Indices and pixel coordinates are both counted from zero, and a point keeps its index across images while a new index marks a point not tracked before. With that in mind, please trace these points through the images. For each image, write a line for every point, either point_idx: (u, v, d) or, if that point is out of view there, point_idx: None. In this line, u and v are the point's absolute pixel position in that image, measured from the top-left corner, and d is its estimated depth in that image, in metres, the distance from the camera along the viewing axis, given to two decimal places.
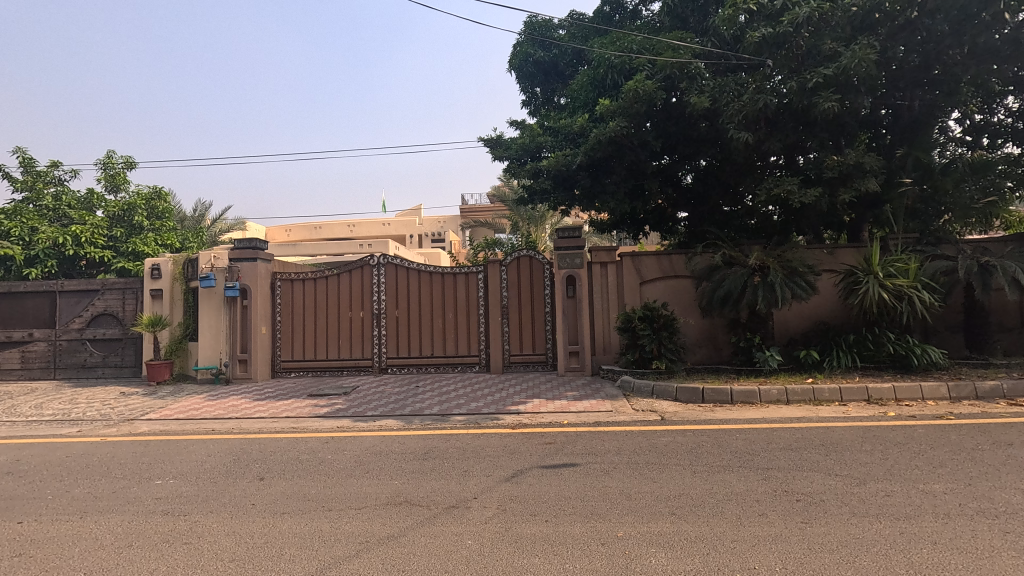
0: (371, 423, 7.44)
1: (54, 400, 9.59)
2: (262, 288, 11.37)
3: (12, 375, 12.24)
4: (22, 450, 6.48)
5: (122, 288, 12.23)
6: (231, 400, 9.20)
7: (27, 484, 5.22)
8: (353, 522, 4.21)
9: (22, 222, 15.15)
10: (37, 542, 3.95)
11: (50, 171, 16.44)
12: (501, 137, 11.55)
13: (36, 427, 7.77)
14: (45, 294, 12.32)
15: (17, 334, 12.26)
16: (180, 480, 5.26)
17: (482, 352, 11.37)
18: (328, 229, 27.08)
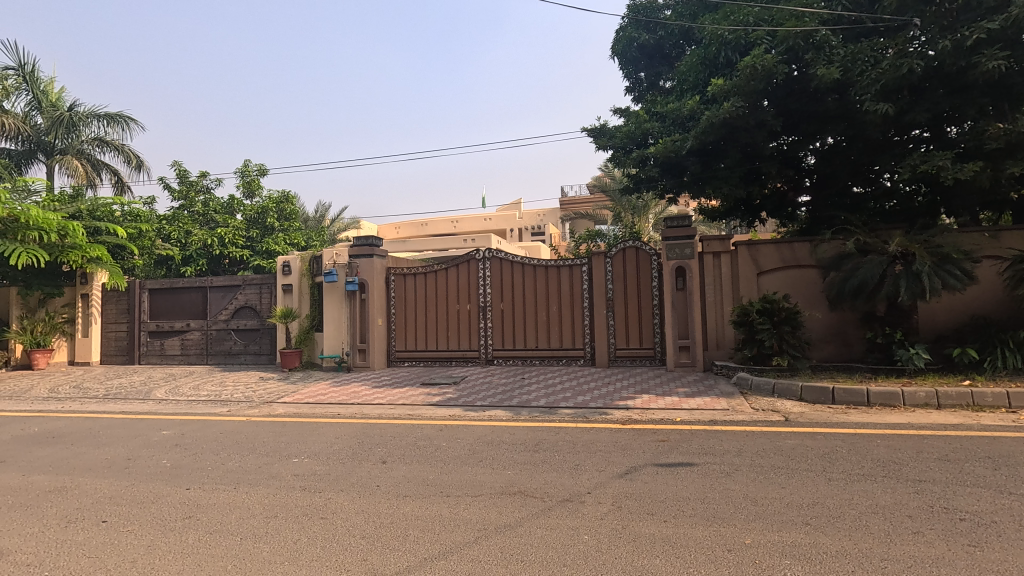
0: (481, 413, 7.62)
1: (208, 383, 10.90)
2: (378, 282, 12.09)
3: (175, 359, 14.09)
4: (186, 425, 7.44)
5: (259, 283, 13.61)
6: (353, 386, 9.89)
7: (192, 455, 5.97)
8: (471, 509, 4.32)
9: (179, 226, 17.37)
10: (202, 506, 4.48)
11: (199, 181, 18.68)
12: (604, 126, 11.26)
13: (195, 406, 8.87)
14: (198, 289, 14.02)
15: (178, 324, 14.07)
16: (314, 459, 5.74)
17: (586, 345, 11.26)
18: (433, 225, 28.24)
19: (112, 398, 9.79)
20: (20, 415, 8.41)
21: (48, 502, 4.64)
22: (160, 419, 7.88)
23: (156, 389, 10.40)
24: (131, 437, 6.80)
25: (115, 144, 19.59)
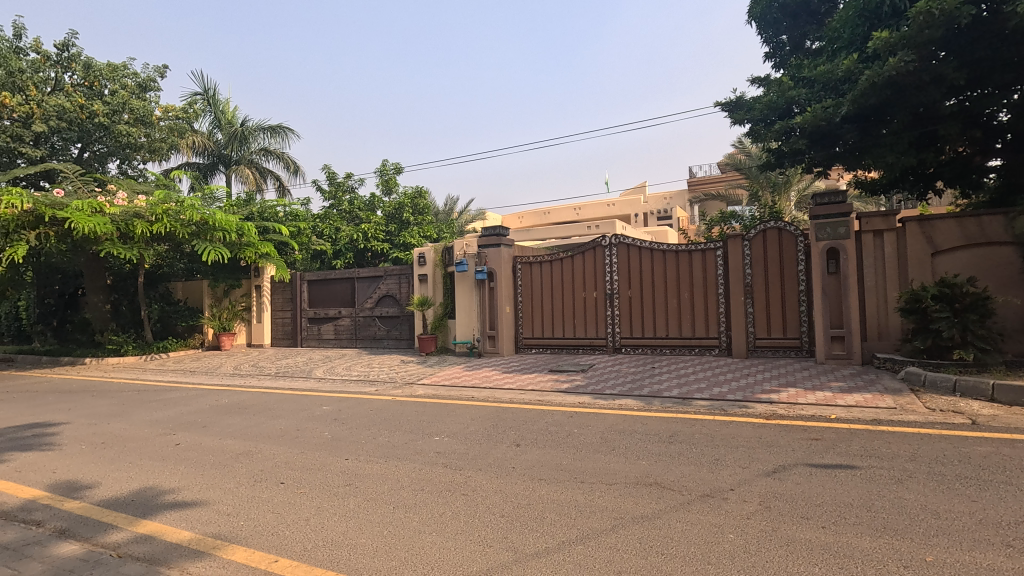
0: (611, 401, 7.53)
1: (358, 365, 12.04)
2: (506, 270, 12.42)
3: (329, 342, 15.74)
4: (342, 402, 8.28)
5: (398, 274, 14.68)
6: (484, 371, 10.31)
7: (348, 429, 6.64)
8: (607, 497, 4.29)
9: (329, 224, 19.37)
10: (360, 476, 4.96)
11: (345, 182, 20.58)
12: (741, 99, 10.44)
13: (347, 386, 9.84)
14: (347, 280, 15.49)
15: (331, 311, 15.69)
16: (453, 439, 6.08)
17: (722, 334, 10.61)
18: (556, 214, 28.34)
19: (282, 376, 11.19)
20: (214, 388, 9.95)
21: (239, 463, 5.44)
22: (320, 395, 8.86)
23: (316, 369, 11.72)
24: (298, 411, 7.72)
25: (277, 153, 22.27)
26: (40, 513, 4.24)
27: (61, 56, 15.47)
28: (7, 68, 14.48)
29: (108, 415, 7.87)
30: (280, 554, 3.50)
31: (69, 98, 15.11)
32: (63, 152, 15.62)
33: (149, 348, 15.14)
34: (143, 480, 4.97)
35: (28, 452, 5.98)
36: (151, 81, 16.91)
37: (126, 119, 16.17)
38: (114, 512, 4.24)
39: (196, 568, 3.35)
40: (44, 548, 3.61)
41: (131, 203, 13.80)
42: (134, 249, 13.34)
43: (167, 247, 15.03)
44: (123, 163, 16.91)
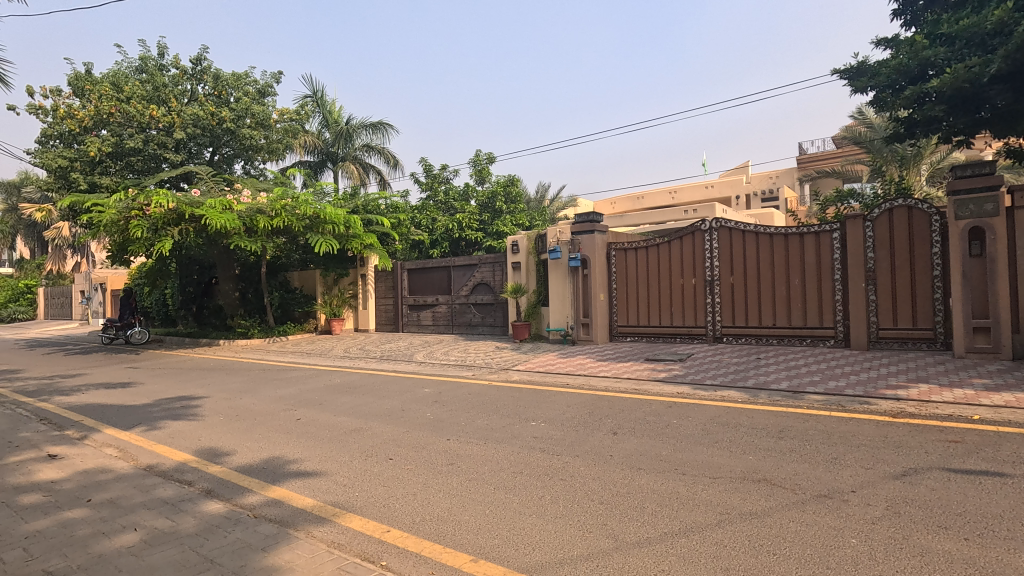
0: (712, 392, 7.21)
1: (455, 350, 12.50)
2: (600, 257, 12.25)
3: (428, 328, 16.45)
4: (442, 385, 8.65)
5: (492, 262, 15.00)
6: (578, 359, 10.28)
7: (449, 411, 6.92)
8: (711, 491, 4.12)
9: (427, 214, 20.15)
10: (461, 456, 5.15)
11: (441, 173, 21.26)
12: (864, 64, 9.44)
13: (446, 370, 10.24)
14: (443, 269, 16.08)
15: (429, 299, 16.38)
16: (549, 424, 6.14)
17: (838, 324, 9.77)
18: (651, 198, 27.42)
19: (386, 359, 11.89)
20: (327, 370, 10.78)
21: (352, 438, 5.85)
22: (421, 378, 9.30)
23: (416, 353, 12.31)
24: (403, 392, 8.17)
25: (378, 148, 23.50)
26: (190, 473, 4.85)
27: (195, 69, 17.28)
28: (154, 83, 16.42)
29: (240, 391, 8.81)
30: (391, 525, 3.74)
31: (202, 107, 16.87)
32: (198, 157, 17.51)
33: (271, 331, 16.72)
34: (271, 450, 5.51)
35: (178, 421, 6.84)
36: (269, 87, 18.44)
37: (248, 124, 17.81)
38: (249, 477, 4.73)
39: (318, 531, 3.66)
40: (194, 504, 4.12)
41: (254, 200, 15.22)
42: (258, 242, 14.71)
43: (284, 240, 16.44)
44: (247, 163, 18.64)
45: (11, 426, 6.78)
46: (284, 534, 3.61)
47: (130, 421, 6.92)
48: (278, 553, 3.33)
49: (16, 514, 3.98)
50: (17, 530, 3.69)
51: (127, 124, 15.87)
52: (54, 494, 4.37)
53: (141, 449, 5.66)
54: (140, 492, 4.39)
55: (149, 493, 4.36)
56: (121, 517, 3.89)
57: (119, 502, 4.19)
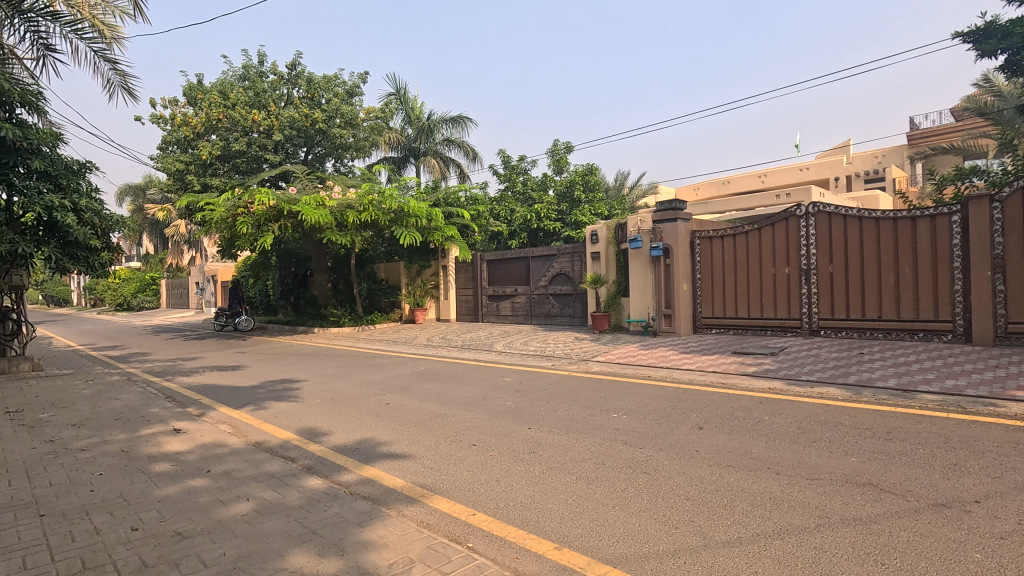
0: (809, 389, 6.76)
1: (534, 340, 12.59)
2: (683, 246, 11.81)
3: (507, 319, 16.67)
4: (522, 374, 8.75)
5: (571, 252, 14.95)
6: (661, 351, 10.00)
7: (530, 400, 6.99)
8: (808, 493, 3.88)
9: (505, 205, 20.35)
10: (543, 445, 5.19)
11: (519, 164, 21.34)
12: (993, 24, 8.39)
13: (526, 359, 10.33)
14: (522, 260, 16.24)
15: (508, 289, 16.60)
16: (631, 417, 6.03)
17: (957, 317, 8.83)
18: (738, 183, 26.00)
19: (467, 348, 12.20)
20: (412, 357, 11.24)
21: (437, 423, 6.07)
22: (502, 367, 9.46)
23: (496, 343, 12.53)
24: (484, 380, 8.35)
25: (459, 142, 24.01)
26: (293, 451, 5.25)
27: (290, 74, 18.43)
28: (255, 89, 17.69)
29: (334, 375, 9.39)
30: (477, 509, 3.84)
31: (298, 109, 17.98)
32: (294, 156, 18.70)
33: (361, 320, 17.64)
34: (364, 432, 5.83)
35: (281, 402, 7.43)
36: (356, 87, 19.34)
37: (338, 123, 18.80)
38: (344, 456, 5.05)
39: (409, 510, 3.84)
40: (297, 479, 4.46)
41: (344, 196, 16.06)
42: (348, 235, 15.54)
43: (371, 233, 17.25)
44: (337, 161, 19.69)
45: (144, 402, 7.65)
46: (377, 511, 3.82)
47: (240, 401, 7.59)
48: (372, 528, 3.53)
49: (151, 479, 4.50)
50: (152, 493, 4.17)
51: (233, 128, 17.23)
52: (180, 463, 4.89)
53: (251, 427, 6.20)
54: (251, 465, 4.82)
55: (259, 467, 4.77)
56: (236, 487, 4.28)
57: (234, 473, 4.62)
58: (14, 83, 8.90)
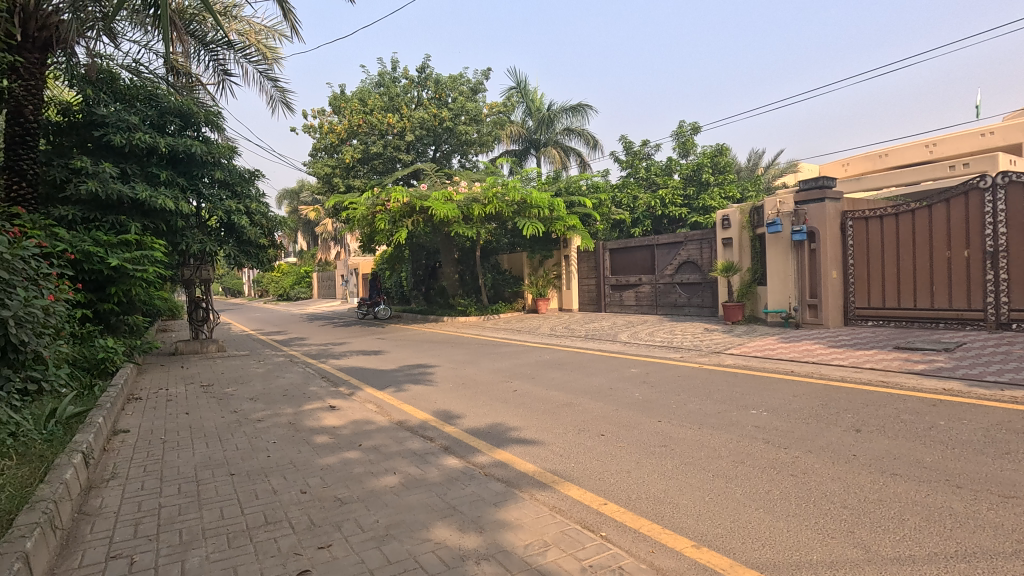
0: (997, 392, 5.77)
1: (661, 331, 12.17)
2: (832, 229, 10.61)
3: (631, 309, 16.33)
4: (649, 366, 8.51)
5: (700, 239, 14.28)
6: (805, 344, 9.14)
7: (658, 392, 6.78)
8: (1002, 513, 3.31)
9: (628, 192, 19.77)
10: (674, 439, 5.00)
11: (642, 149, 20.63)
12: None
13: (652, 350, 10.02)
14: (647, 248, 15.85)
15: (632, 279, 16.25)
16: (773, 414, 5.59)
17: None
18: (899, 155, 22.81)
19: (591, 338, 12.13)
20: (537, 346, 11.44)
21: (564, 412, 6.12)
22: (627, 358, 9.27)
23: (621, 333, 12.32)
24: (610, 371, 8.25)
25: (579, 131, 23.90)
26: (431, 431, 5.61)
27: (420, 77, 19.54)
28: (390, 95, 19.02)
29: (464, 362, 9.87)
30: (608, 499, 3.81)
31: (427, 110, 19.02)
32: (424, 155, 19.82)
33: (486, 309, 18.31)
34: (494, 417, 6.06)
35: (418, 385, 7.97)
36: (480, 84, 20.01)
37: (464, 120, 19.62)
38: (478, 439, 5.28)
39: (541, 495, 3.92)
40: (436, 458, 4.76)
41: (470, 190, 16.72)
42: (474, 228, 16.19)
43: (495, 225, 17.81)
44: (462, 157, 20.55)
45: (304, 381, 8.66)
46: (511, 493, 3.95)
47: (382, 383, 8.27)
48: (507, 509, 3.65)
49: (314, 450, 5.07)
50: (315, 461, 4.71)
51: (371, 132, 18.69)
52: (336, 437, 5.45)
53: (393, 407, 6.74)
54: (395, 442, 5.23)
55: (402, 444, 5.17)
56: (384, 461, 4.68)
57: (381, 449, 5.05)
58: (200, 107, 10.45)
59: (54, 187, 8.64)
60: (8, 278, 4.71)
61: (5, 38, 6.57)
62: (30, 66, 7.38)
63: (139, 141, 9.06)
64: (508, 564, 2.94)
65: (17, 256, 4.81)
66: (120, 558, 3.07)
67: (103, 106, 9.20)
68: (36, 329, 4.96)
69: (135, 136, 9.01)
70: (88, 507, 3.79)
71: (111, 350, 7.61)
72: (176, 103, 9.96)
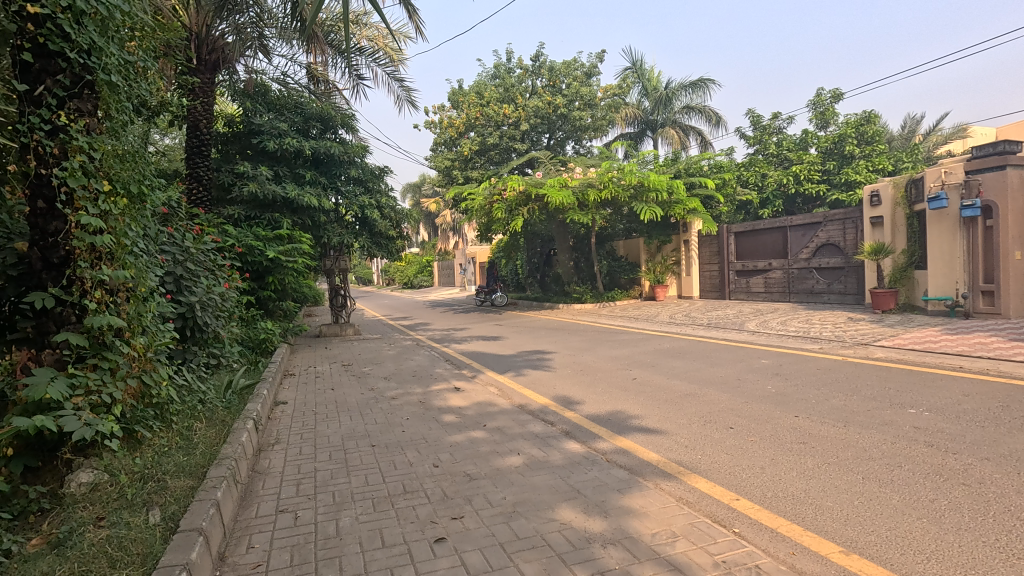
0: None
1: (795, 319, 11.21)
2: (1015, 202, 9.08)
3: (759, 296, 15.26)
4: (782, 357, 7.90)
5: (843, 218, 12.94)
6: (977, 336, 7.92)
7: (794, 385, 6.28)
8: None
9: (755, 170, 18.35)
10: (815, 436, 4.61)
11: (772, 123, 19.01)
12: None
13: (786, 341, 9.29)
14: (779, 230, 14.70)
15: (761, 264, 15.16)
16: (937, 415, 4.93)
17: None
18: None
19: (715, 326, 11.51)
20: (656, 334, 11.10)
21: (688, 402, 5.89)
22: (757, 348, 8.67)
23: (748, 322, 11.54)
24: (738, 361, 7.78)
25: (699, 108, 22.68)
26: (552, 415, 5.70)
27: (534, 66, 19.64)
28: (505, 86, 19.35)
29: (581, 349, 9.87)
30: (741, 494, 3.61)
31: (542, 98, 19.09)
32: (538, 143, 19.97)
33: (602, 297, 18.11)
34: (614, 404, 6.00)
35: (537, 370, 8.12)
36: (595, 67, 19.69)
37: (578, 105, 19.47)
38: (598, 425, 5.27)
39: (666, 485, 3.82)
40: (557, 442, 4.83)
41: (585, 176, 16.56)
42: (590, 214, 16.04)
43: (611, 211, 17.53)
44: (576, 144, 20.42)
45: (431, 364, 9.20)
46: (634, 481, 3.90)
47: (502, 367, 8.54)
48: (632, 497, 3.61)
49: (442, 427, 5.38)
50: (445, 438, 5.01)
51: (487, 123, 19.19)
52: (462, 417, 5.74)
53: (514, 390, 6.94)
54: (517, 425, 5.40)
55: (525, 427, 5.31)
56: (508, 442, 4.85)
57: (504, 430, 5.23)
58: (337, 110, 11.44)
59: (224, 190, 9.94)
60: (193, 269, 5.55)
61: (185, 63, 7.67)
62: (204, 85, 8.54)
63: (288, 145, 10.12)
64: (635, 551, 2.92)
65: (198, 250, 5.72)
66: (287, 512, 3.51)
67: (259, 116, 10.39)
68: (215, 312, 5.80)
69: (285, 141, 10.07)
70: (259, 466, 4.38)
71: (270, 332, 8.67)
72: (317, 109, 10.99)
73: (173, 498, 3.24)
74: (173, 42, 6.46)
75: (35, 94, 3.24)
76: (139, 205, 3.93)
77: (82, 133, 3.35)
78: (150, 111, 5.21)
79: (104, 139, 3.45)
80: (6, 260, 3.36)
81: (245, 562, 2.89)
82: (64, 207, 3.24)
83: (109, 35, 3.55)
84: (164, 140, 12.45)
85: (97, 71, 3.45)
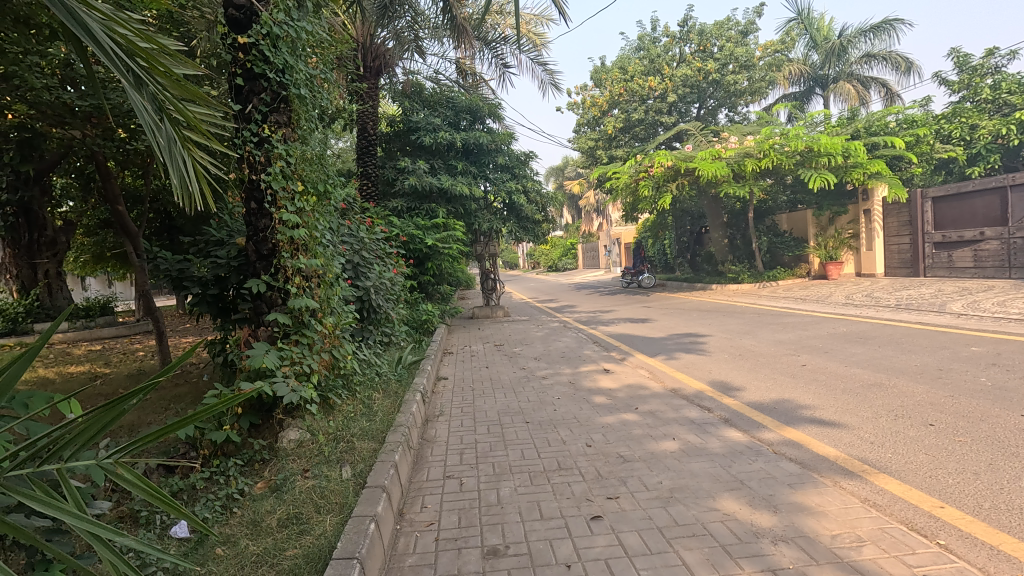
0: None
1: (1018, 300, 9.22)
2: None
3: (967, 273, 12.83)
4: (1003, 344, 6.54)
5: None
6: None
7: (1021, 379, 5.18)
8: None
9: (961, 122, 15.36)
10: None
11: (986, 61, 15.70)
12: None
13: (1007, 325, 7.68)
14: (995, 191, 12.22)
15: (969, 233, 12.71)
16: None
17: None
18: None
19: (906, 308, 9.94)
20: (830, 316, 9.90)
21: (873, 394, 5.18)
22: (964, 333, 7.32)
23: (951, 303, 9.77)
24: (940, 349, 6.62)
25: (883, 55, 19.58)
26: (709, 401, 5.40)
27: (682, 32, 18.40)
28: (650, 57, 18.39)
29: (740, 332, 9.18)
30: (946, 502, 3.10)
31: (690, 65, 17.89)
32: (687, 114, 18.86)
33: (762, 276, 16.60)
34: (781, 392, 5.50)
35: (690, 354, 7.74)
36: (751, 24, 17.95)
37: (732, 69, 17.94)
38: (762, 414, 4.88)
39: (847, 484, 3.42)
40: (716, 429, 4.57)
41: (741, 145, 15.25)
42: (747, 186, 14.78)
43: (772, 180, 15.96)
44: (731, 111, 18.91)
45: (579, 346, 9.26)
46: (808, 476, 3.54)
47: (653, 350, 8.29)
48: (806, 493, 3.29)
49: (594, 408, 5.41)
50: (597, 419, 5.02)
51: (632, 99, 18.55)
52: (613, 398, 5.71)
53: (666, 374, 6.70)
54: (672, 409, 5.21)
55: (679, 412, 5.11)
56: (662, 427, 4.71)
57: (657, 414, 5.09)
58: (484, 101, 11.92)
59: (388, 184, 10.93)
60: (367, 257, 6.18)
61: (354, 74, 8.53)
62: (370, 90, 9.44)
63: (441, 138, 10.81)
64: (812, 552, 2.66)
65: (370, 239, 6.39)
66: (453, 478, 3.80)
67: (416, 113, 11.23)
68: (386, 295, 6.47)
69: (438, 135, 10.76)
70: (427, 435, 4.79)
71: (430, 314, 9.38)
72: (466, 102, 11.59)
73: (361, 457, 3.69)
74: (345, 54, 7.22)
75: (246, 112, 3.85)
76: (325, 202, 4.49)
77: (281, 142, 3.89)
78: (331, 118, 5.92)
79: (297, 146, 3.98)
80: (231, 254, 4.08)
81: (419, 519, 3.20)
82: (270, 206, 3.83)
83: (297, 54, 4.08)
84: (339, 144, 14.03)
85: (290, 86, 3.97)
